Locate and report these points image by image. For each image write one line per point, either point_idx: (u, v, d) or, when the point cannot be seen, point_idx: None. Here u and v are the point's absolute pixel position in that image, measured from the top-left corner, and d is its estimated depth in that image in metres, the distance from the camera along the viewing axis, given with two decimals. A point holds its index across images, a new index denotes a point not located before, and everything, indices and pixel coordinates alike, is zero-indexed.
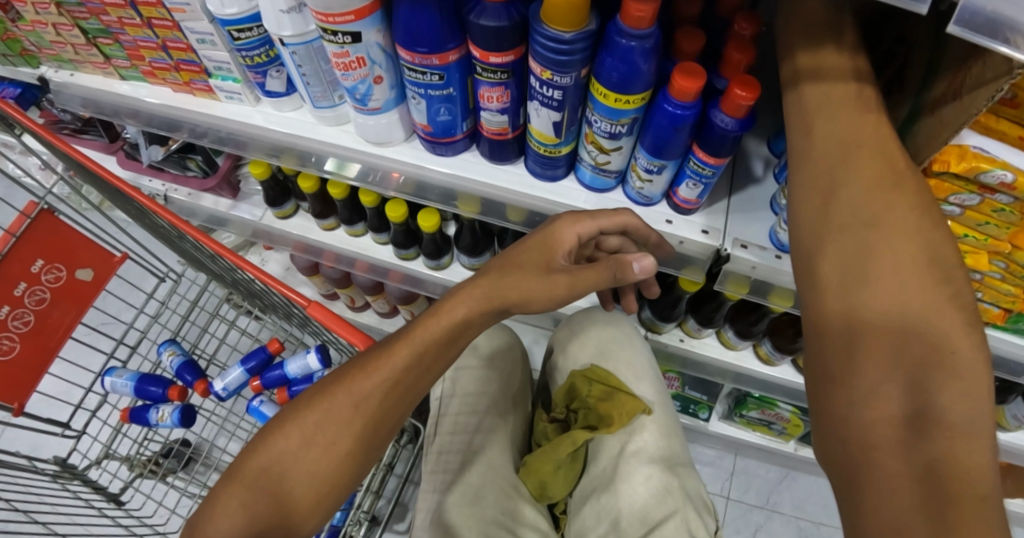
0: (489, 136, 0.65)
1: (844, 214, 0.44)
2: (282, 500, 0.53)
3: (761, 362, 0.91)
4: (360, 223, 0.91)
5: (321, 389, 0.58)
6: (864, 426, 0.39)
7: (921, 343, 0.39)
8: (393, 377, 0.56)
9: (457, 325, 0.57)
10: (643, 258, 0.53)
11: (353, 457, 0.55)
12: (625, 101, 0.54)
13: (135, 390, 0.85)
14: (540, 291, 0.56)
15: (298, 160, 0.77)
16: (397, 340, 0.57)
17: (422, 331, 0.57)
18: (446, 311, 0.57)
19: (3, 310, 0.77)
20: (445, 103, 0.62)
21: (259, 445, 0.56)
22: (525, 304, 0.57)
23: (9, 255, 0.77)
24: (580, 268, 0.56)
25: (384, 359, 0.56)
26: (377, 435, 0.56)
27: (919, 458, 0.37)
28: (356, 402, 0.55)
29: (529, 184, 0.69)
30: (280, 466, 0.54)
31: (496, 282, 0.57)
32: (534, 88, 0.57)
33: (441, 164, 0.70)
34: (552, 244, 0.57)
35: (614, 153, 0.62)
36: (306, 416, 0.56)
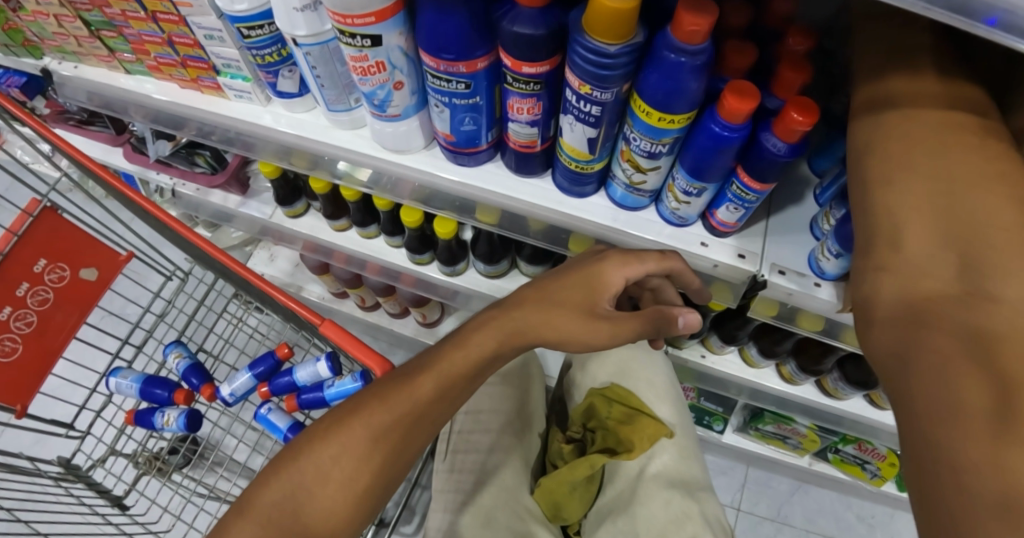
0: (515, 148, 0.61)
1: (894, 190, 0.40)
2: None
3: (783, 381, 0.87)
4: (373, 225, 0.87)
5: (335, 418, 0.56)
6: (922, 309, 0.36)
7: (970, 235, 0.36)
8: (414, 410, 0.53)
9: (485, 358, 0.54)
10: (689, 313, 0.54)
11: (369, 493, 0.52)
12: (669, 120, 0.52)
13: (141, 392, 0.83)
14: (579, 336, 0.53)
15: (310, 162, 0.74)
16: (417, 371, 0.55)
17: (444, 361, 0.54)
18: (473, 343, 0.55)
19: (5, 310, 0.78)
20: (471, 113, 0.57)
21: (270, 479, 0.53)
22: (558, 335, 0.55)
23: (12, 255, 0.78)
24: (624, 316, 0.53)
25: (403, 392, 0.54)
26: (393, 471, 0.53)
27: (970, 328, 0.32)
28: (372, 436, 0.53)
29: (556, 199, 0.64)
30: (295, 501, 0.52)
31: (526, 310, 0.55)
32: (570, 102, 0.54)
33: (456, 173, 0.65)
34: (596, 287, 0.54)
35: (652, 173, 0.58)
36: (319, 448, 0.53)
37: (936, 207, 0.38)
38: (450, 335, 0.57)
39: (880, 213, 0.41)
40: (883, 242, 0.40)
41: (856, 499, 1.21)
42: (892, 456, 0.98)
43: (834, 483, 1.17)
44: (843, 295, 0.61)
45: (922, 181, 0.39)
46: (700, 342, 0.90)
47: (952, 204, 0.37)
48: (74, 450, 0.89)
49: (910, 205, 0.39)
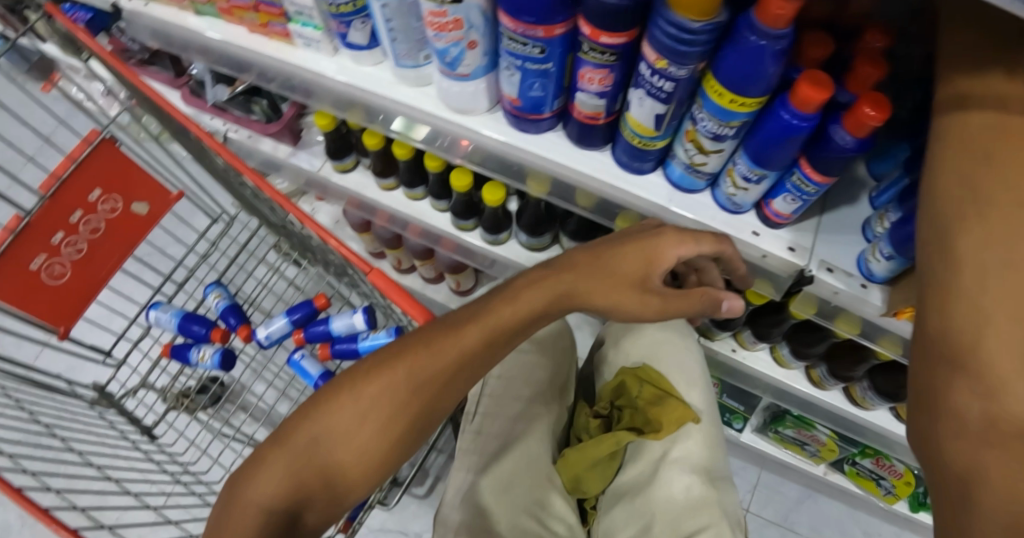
0: (579, 118, 0.61)
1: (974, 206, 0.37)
2: (331, 471, 0.52)
3: (811, 384, 0.87)
4: (420, 187, 0.89)
5: (373, 362, 0.57)
6: (948, 364, 0.37)
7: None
8: (459, 360, 0.54)
9: (533, 315, 0.56)
10: (735, 301, 0.56)
11: (405, 436, 0.54)
12: (740, 103, 0.52)
13: (180, 326, 0.87)
14: (630, 307, 0.55)
15: (365, 116, 0.75)
16: (465, 322, 0.56)
17: (486, 315, 0.55)
18: (523, 300, 0.55)
19: (58, 235, 0.84)
20: (540, 79, 0.58)
21: (308, 413, 0.54)
22: (610, 303, 0.56)
23: (69, 182, 0.81)
24: (675, 295, 0.54)
25: (450, 339, 0.55)
26: (432, 415, 0.55)
27: (990, 409, 0.35)
28: (412, 384, 0.54)
29: (614, 173, 0.65)
30: (330, 438, 0.53)
31: (577, 273, 0.56)
32: (643, 76, 0.54)
33: (518, 138, 0.65)
34: (651, 261, 0.54)
35: (714, 156, 0.59)
36: (359, 390, 0.54)
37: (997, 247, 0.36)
38: (494, 291, 0.58)
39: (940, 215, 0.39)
40: (953, 253, 0.38)
41: (865, 514, 1.20)
42: (909, 475, 1.00)
43: (846, 495, 1.17)
44: (890, 299, 0.61)
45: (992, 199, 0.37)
46: (732, 336, 0.90)
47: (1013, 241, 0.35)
48: (110, 378, 0.92)
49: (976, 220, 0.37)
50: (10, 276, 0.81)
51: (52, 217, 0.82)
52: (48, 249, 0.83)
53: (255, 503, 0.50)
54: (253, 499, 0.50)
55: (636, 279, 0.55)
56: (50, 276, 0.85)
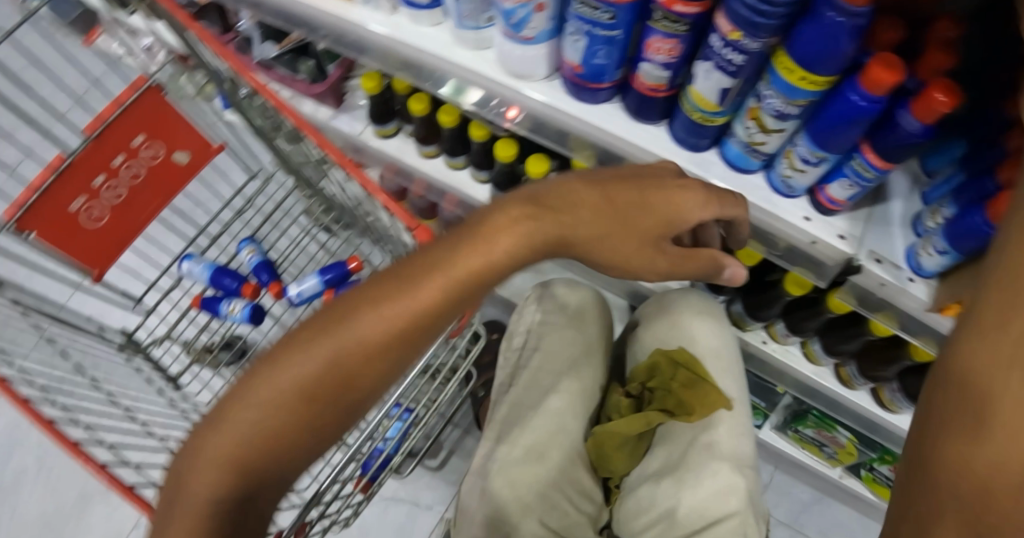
0: (640, 90, 0.61)
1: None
2: (281, 445, 0.49)
3: (840, 383, 0.87)
4: (462, 156, 0.90)
5: (310, 327, 0.51)
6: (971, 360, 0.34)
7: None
8: (417, 315, 0.50)
9: (504, 261, 0.53)
10: (739, 269, 0.64)
11: (366, 395, 0.51)
12: (811, 81, 0.51)
13: (212, 279, 0.87)
14: (643, 264, 0.60)
15: (416, 78, 0.75)
16: (421, 276, 0.51)
17: (439, 268, 0.51)
18: (496, 248, 0.53)
19: (100, 178, 0.84)
20: (605, 46, 0.57)
21: (247, 389, 0.49)
22: (623, 259, 0.59)
23: (114, 125, 0.82)
24: (684, 255, 0.61)
25: (404, 295, 0.50)
26: (393, 370, 0.52)
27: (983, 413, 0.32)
28: (365, 351, 0.50)
29: (669, 148, 0.65)
30: (274, 414, 0.48)
31: (574, 217, 0.56)
32: (713, 47, 0.53)
33: (575, 107, 0.65)
34: (672, 222, 0.57)
35: (774, 135, 0.58)
36: (303, 356, 0.50)
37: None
38: (453, 241, 0.53)
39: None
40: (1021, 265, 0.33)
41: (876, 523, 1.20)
42: None
43: (859, 502, 1.17)
44: (937, 296, 0.60)
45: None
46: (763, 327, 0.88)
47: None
48: (139, 325, 0.93)
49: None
50: (51, 214, 0.81)
51: (96, 159, 0.82)
52: (89, 190, 0.84)
53: (201, 492, 0.47)
54: (198, 490, 0.47)
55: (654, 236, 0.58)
56: (89, 219, 0.86)
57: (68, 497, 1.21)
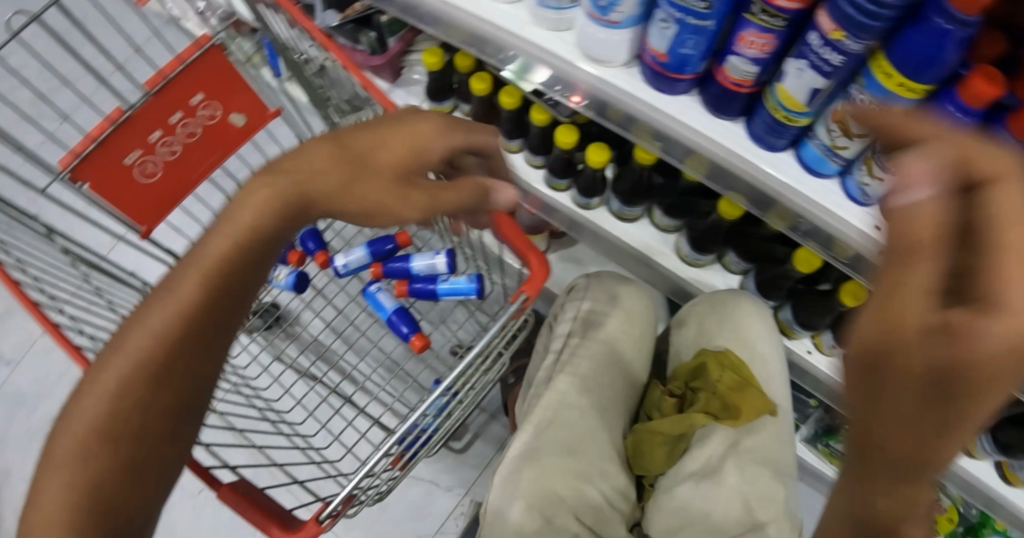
0: (724, 84, 0.59)
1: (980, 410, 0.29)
2: (105, 486, 0.47)
3: None
4: (518, 140, 0.89)
5: (89, 382, 0.49)
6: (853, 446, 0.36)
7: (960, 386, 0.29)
8: (182, 311, 0.49)
9: (269, 237, 0.51)
10: (508, 190, 0.60)
11: (178, 402, 0.50)
12: (910, 88, 0.50)
13: (257, 243, 0.86)
14: (393, 207, 0.54)
15: (484, 50, 0.75)
16: (180, 277, 0.50)
17: (188, 273, 0.50)
18: (236, 221, 0.50)
19: (156, 133, 0.84)
20: (695, 36, 0.56)
21: (53, 457, 0.47)
22: (375, 208, 0.54)
23: (174, 82, 0.81)
24: (442, 188, 0.56)
25: (168, 295, 0.49)
26: (200, 363, 0.51)
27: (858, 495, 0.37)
28: (149, 369, 0.48)
29: (745, 145, 0.63)
30: (86, 462, 0.46)
31: (314, 170, 0.52)
32: (809, 46, 0.52)
33: (652, 96, 0.64)
34: (415, 152, 0.56)
35: (858, 140, 0.56)
36: (88, 396, 0.48)
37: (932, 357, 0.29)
38: (195, 246, 0.52)
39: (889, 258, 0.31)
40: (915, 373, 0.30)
41: None
42: (953, 511, 0.98)
43: None
44: None
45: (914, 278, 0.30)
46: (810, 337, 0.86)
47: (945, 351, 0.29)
48: None
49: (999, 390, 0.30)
50: (106, 166, 0.81)
51: (154, 113, 0.82)
52: (144, 145, 0.83)
53: None
54: None
55: (399, 168, 0.55)
56: (142, 174, 0.86)
57: None
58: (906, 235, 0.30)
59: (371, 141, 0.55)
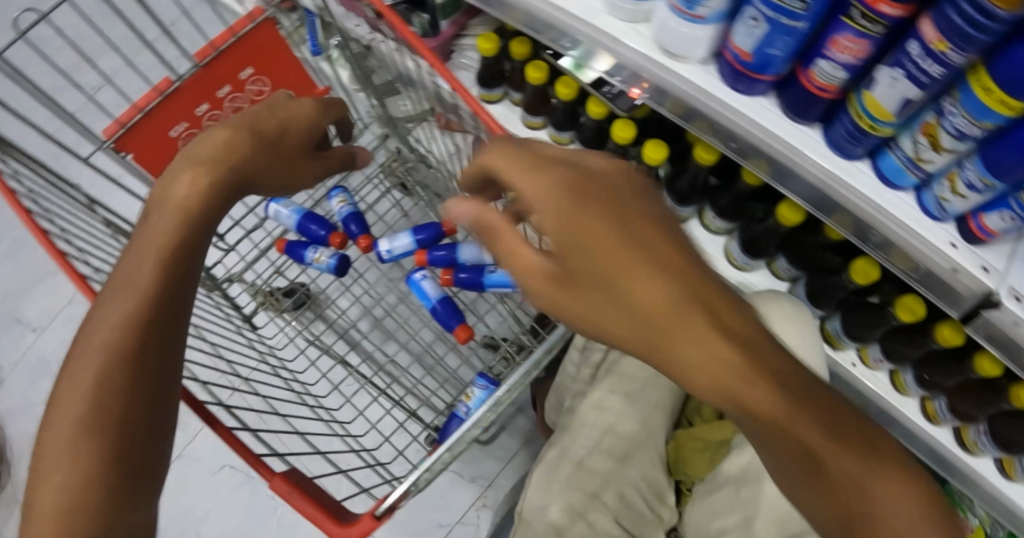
0: (807, 88, 0.58)
1: (677, 352, 0.40)
2: (106, 468, 0.49)
3: (924, 418, 0.85)
4: (569, 131, 0.88)
5: (57, 400, 0.51)
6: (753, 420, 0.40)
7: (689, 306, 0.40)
8: (147, 290, 0.54)
9: (181, 220, 0.57)
10: (366, 152, 0.78)
11: (154, 382, 0.53)
12: (1007, 104, 0.47)
13: (300, 225, 0.85)
14: (274, 165, 0.65)
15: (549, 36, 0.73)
16: (133, 265, 0.55)
17: (117, 281, 0.54)
18: (172, 199, 0.57)
19: (203, 106, 0.82)
20: (785, 37, 0.54)
21: (44, 463, 0.49)
22: (286, 176, 0.67)
23: (225, 54, 0.79)
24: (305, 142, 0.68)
25: (123, 287, 0.54)
26: (162, 343, 0.54)
27: (797, 453, 0.40)
28: (105, 365, 0.51)
29: (821, 151, 0.62)
30: (74, 453, 0.49)
31: (232, 146, 0.60)
32: (908, 55, 0.50)
33: (729, 96, 0.62)
34: (283, 112, 0.65)
35: (944, 155, 0.55)
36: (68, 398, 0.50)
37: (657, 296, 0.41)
38: (120, 263, 0.56)
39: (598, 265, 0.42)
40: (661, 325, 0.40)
41: None
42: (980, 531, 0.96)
43: None
44: None
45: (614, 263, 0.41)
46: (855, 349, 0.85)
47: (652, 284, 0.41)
48: (216, 260, 0.92)
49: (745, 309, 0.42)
50: (152, 138, 0.80)
51: (203, 85, 0.80)
52: (190, 117, 0.82)
53: None
54: None
55: (298, 145, 0.67)
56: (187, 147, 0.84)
57: None
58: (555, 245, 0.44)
59: (249, 148, 0.61)
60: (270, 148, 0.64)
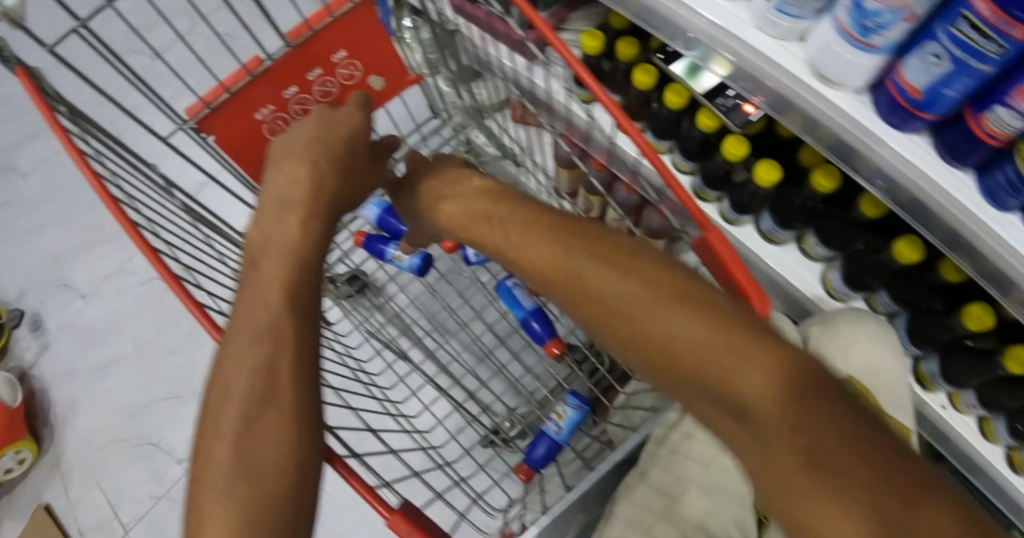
0: (975, 133, 0.54)
1: (627, 309, 0.44)
2: (258, 511, 0.41)
3: (1011, 469, 0.79)
4: (669, 141, 0.85)
5: (202, 446, 0.46)
6: (699, 369, 0.40)
7: (618, 264, 0.47)
8: (279, 308, 0.50)
9: (303, 240, 0.54)
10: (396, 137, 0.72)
11: (299, 410, 0.46)
12: None
13: (380, 219, 0.83)
14: (336, 167, 0.59)
15: (666, 35, 0.71)
16: (255, 288, 0.52)
17: (240, 331, 0.49)
18: (282, 227, 0.54)
19: (292, 90, 0.77)
20: (965, 79, 0.50)
21: (195, 510, 0.43)
22: (352, 178, 0.61)
23: (320, 36, 0.75)
24: (347, 137, 0.61)
25: (253, 310, 0.50)
26: (305, 364, 0.49)
27: (736, 410, 0.39)
28: (249, 410, 0.45)
29: (974, 198, 0.58)
30: (231, 491, 0.42)
31: (310, 155, 0.58)
32: None
33: (881, 130, 0.59)
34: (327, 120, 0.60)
35: None
36: (219, 436, 0.45)
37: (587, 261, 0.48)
38: (239, 300, 0.51)
39: (544, 245, 0.50)
40: (596, 288, 0.46)
41: None
42: None
43: None
44: None
45: (561, 242, 0.50)
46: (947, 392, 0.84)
47: (576, 255, 0.48)
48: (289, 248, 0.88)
49: (641, 254, 0.48)
50: (236, 119, 0.75)
51: (295, 68, 0.75)
52: (278, 101, 0.77)
53: None
54: None
55: (353, 141, 0.61)
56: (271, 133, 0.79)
57: (157, 394, 1.18)
58: (529, 231, 0.52)
59: (330, 168, 0.59)
60: (349, 167, 0.61)
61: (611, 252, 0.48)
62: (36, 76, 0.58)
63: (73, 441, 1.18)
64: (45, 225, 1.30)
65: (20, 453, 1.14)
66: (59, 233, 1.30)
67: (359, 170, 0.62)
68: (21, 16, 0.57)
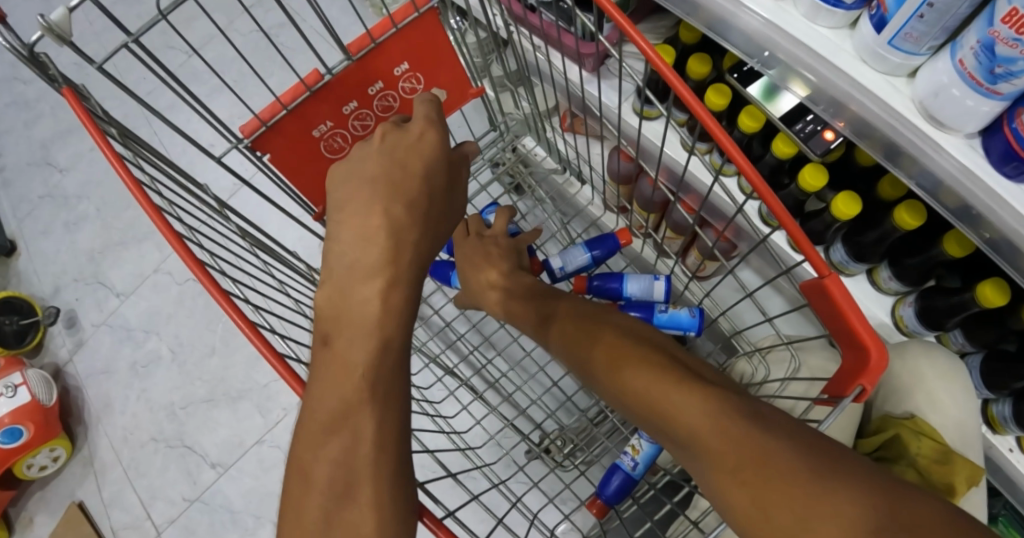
0: None
1: (618, 371, 0.57)
2: None
3: None
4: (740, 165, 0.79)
5: (287, 508, 0.46)
6: (663, 410, 0.52)
7: (614, 338, 0.61)
8: (364, 380, 0.47)
9: (380, 298, 0.51)
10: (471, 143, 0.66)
11: (379, 485, 0.45)
12: None
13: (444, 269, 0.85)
14: (405, 185, 0.57)
15: (749, 55, 0.66)
16: (339, 353, 0.50)
17: (315, 416, 0.47)
18: (356, 277, 0.52)
19: (352, 104, 0.74)
20: None
21: None
22: (429, 203, 0.58)
23: (384, 49, 0.71)
24: (412, 153, 0.58)
25: (336, 380, 0.48)
26: (392, 440, 0.46)
27: (687, 438, 0.49)
28: (328, 503, 0.44)
29: None
30: None
31: (375, 183, 0.56)
32: None
33: (989, 178, 0.55)
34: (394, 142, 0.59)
35: None
36: (302, 503, 0.45)
37: (590, 336, 0.63)
38: (321, 362, 0.50)
39: (575, 328, 0.65)
40: (600, 355, 0.60)
41: None
42: None
43: None
44: None
45: (579, 324, 0.65)
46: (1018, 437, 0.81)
47: (592, 334, 0.63)
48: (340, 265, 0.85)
49: (631, 335, 0.61)
50: (293, 137, 0.73)
51: (356, 82, 0.72)
52: (337, 117, 0.74)
53: None
54: None
55: (425, 158, 0.58)
56: (328, 150, 0.77)
57: (194, 395, 1.17)
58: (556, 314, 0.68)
59: (401, 197, 0.56)
60: (425, 195, 0.57)
61: (619, 331, 0.62)
62: (83, 95, 0.56)
63: (108, 438, 1.17)
64: (85, 220, 1.29)
65: (55, 451, 1.13)
66: (97, 228, 1.29)
67: (435, 214, 0.58)
68: (67, 31, 0.50)
